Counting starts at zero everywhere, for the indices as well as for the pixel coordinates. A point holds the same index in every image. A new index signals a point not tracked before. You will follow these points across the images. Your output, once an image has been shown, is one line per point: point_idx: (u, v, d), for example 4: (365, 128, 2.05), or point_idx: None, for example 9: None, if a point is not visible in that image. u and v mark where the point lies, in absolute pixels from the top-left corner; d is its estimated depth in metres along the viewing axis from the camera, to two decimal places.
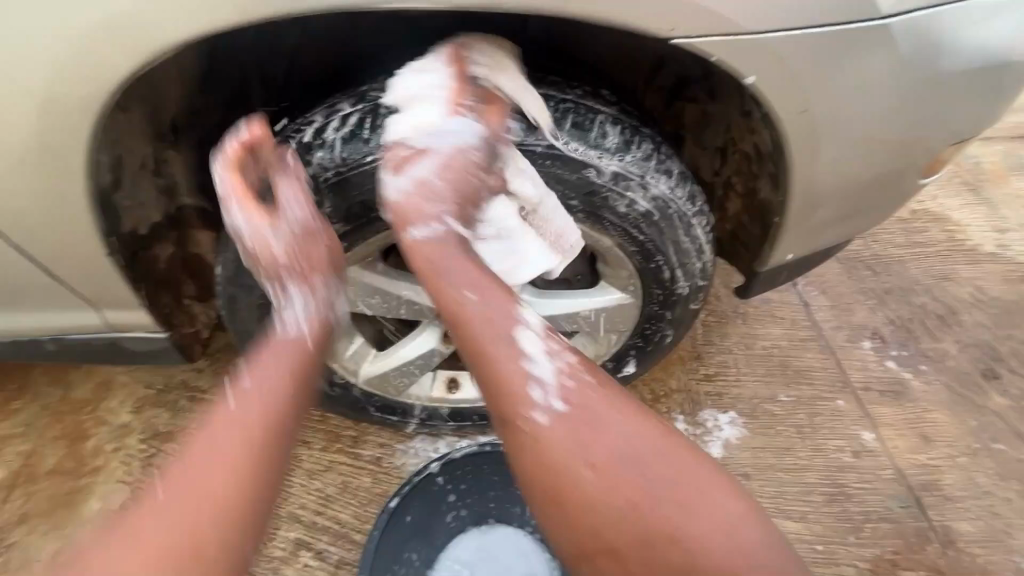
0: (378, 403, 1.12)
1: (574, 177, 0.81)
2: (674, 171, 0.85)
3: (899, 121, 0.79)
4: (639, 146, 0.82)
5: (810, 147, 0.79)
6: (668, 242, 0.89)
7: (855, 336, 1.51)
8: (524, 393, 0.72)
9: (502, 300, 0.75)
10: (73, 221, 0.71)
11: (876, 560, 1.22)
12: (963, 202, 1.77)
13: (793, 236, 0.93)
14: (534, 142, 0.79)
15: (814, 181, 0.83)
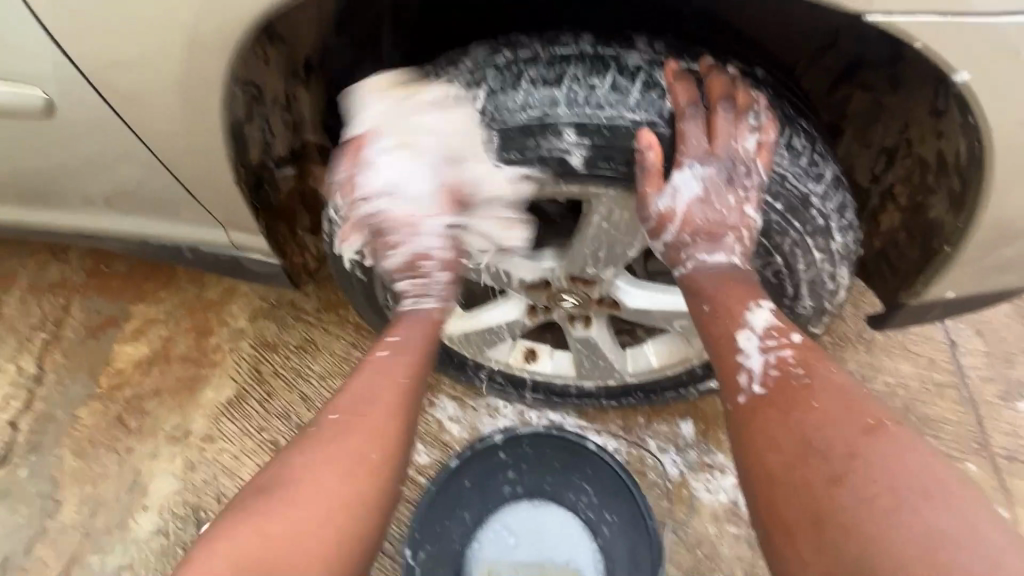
0: (456, 359, 1.14)
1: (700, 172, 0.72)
2: (826, 176, 0.73)
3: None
4: (788, 140, 0.73)
5: (1021, 166, 0.62)
6: (813, 257, 0.77)
7: (1011, 394, 1.27)
8: (735, 371, 0.73)
9: (747, 288, 0.75)
10: (209, 147, 0.77)
11: None
12: None
13: (961, 272, 0.77)
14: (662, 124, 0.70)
15: (1013, 210, 0.67)
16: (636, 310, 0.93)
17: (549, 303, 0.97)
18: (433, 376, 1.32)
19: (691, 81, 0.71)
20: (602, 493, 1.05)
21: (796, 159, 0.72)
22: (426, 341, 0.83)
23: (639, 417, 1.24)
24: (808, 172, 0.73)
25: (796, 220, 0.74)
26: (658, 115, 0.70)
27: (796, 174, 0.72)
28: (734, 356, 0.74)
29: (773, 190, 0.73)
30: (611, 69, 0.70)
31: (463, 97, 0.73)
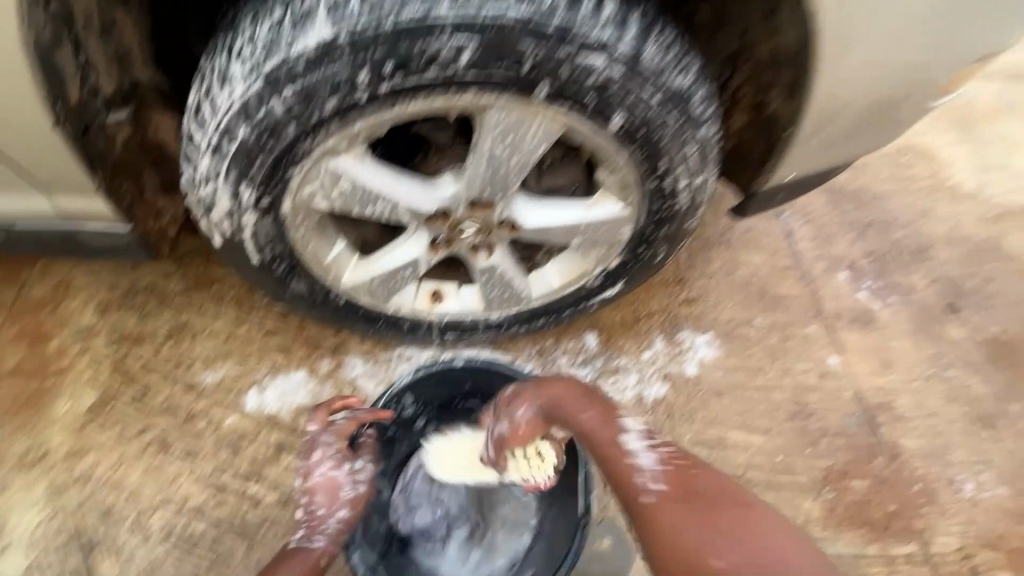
0: (363, 312, 1.11)
1: (580, 72, 0.75)
2: (693, 68, 0.81)
3: (929, 28, 0.75)
4: (659, 35, 0.78)
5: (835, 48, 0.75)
6: (690, 149, 0.85)
7: (833, 266, 1.54)
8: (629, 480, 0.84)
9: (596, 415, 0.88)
10: (22, 96, 0.70)
11: (828, 471, 1.24)
12: (951, 140, 1.81)
13: (802, 150, 0.90)
14: (543, 18, 0.71)
15: (831, 84, 0.79)
16: (535, 229, 0.96)
17: (451, 235, 0.96)
18: (337, 337, 1.27)
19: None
20: (488, 410, 1.08)
21: (664, 52, 0.77)
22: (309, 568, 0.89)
23: (548, 339, 1.31)
24: (675, 65, 0.78)
25: (671, 114, 0.80)
26: (540, 10, 0.71)
27: (672, 67, 0.78)
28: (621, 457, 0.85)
29: (652, 87, 0.78)
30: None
31: (328, 13, 0.72)
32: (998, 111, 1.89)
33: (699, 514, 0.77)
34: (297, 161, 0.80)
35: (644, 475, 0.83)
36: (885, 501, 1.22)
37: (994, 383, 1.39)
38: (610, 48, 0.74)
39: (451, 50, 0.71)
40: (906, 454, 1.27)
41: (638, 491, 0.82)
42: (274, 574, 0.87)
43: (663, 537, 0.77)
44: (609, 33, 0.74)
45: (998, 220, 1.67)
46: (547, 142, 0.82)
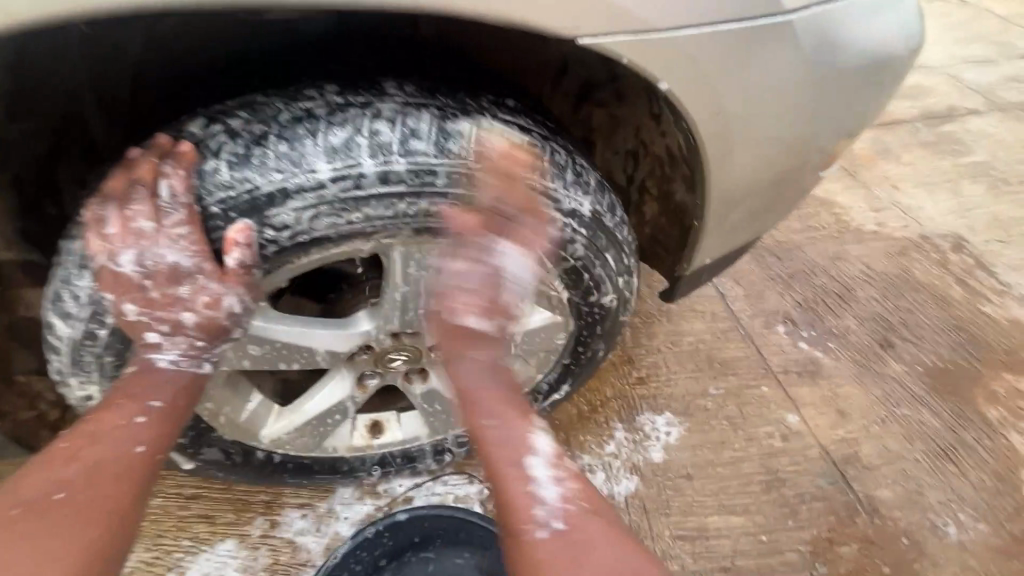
0: (292, 465, 1.00)
1: (483, 210, 0.74)
2: (591, 183, 0.81)
3: (803, 117, 0.79)
4: (551, 156, 0.78)
5: (727, 149, 0.76)
6: (614, 261, 0.86)
7: (770, 321, 1.57)
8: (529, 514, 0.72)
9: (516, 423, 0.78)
10: None
11: (815, 541, 1.18)
12: (842, 187, 1.98)
13: (711, 239, 0.91)
14: (434, 160, 0.70)
15: (728, 178, 0.80)
16: None
17: (379, 368, 0.90)
18: (270, 491, 1.13)
19: (437, 116, 0.72)
20: (443, 559, 0.95)
21: (559, 176, 0.77)
22: (181, 392, 0.77)
23: None
24: (574, 188, 0.78)
25: (583, 233, 0.81)
26: (451, 157, 0.71)
27: (573, 189, 0.78)
28: (523, 486, 0.74)
29: (557, 214, 0.77)
30: (357, 118, 0.70)
31: (228, 172, 0.69)
32: (874, 157, 2.11)
33: (591, 550, 0.69)
34: (188, 342, 0.78)
35: (541, 510, 0.72)
36: (878, 563, 1.16)
37: (945, 414, 1.41)
38: (511, 186, 0.74)
39: (335, 205, 0.69)
40: (884, 507, 1.24)
41: (530, 521, 0.71)
42: (124, 419, 0.73)
43: (528, 560, 0.69)
44: (504, 167, 0.73)
45: (902, 253, 1.80)
46: None
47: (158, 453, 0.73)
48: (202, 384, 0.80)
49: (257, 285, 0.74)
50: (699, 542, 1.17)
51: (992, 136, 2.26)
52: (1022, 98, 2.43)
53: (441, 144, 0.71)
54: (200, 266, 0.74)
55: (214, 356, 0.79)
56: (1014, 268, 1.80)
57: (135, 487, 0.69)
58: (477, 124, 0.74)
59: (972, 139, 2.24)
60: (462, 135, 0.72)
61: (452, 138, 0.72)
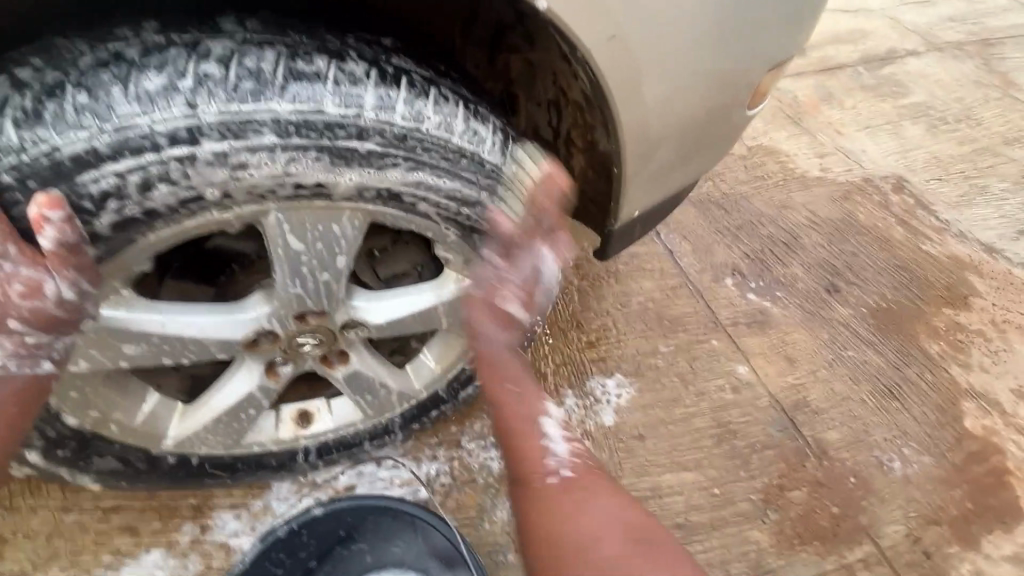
0: (208, 466, 0.93)
1: (357, 161, 0.66)
2: (488, 126, 0.74)
3: (715, 44, 0.72)
4: (435, 96, 0.70)
5: (633, 80, 0.70)
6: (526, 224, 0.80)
7: (719, 274, 1.54)
8: (541, 464, 0.87)
9: (535, 398, 0.91)
10: None
11: (766, 489, 1.19)
12: (787, 135, 1.96)
13: (635, 187, 0.85)
14: (281, 107, 0.62)
15: (640, 117, 0.74)
16: (386, 324, 0.84)
17: (290, 354, 0.82)
18: (199, 493, 1.06)
19: (285, 55, 0.64)
20: (381, 547, 0.90)
21: (447, 126, 0.70)
22: (15, 398, 0.69)
23: (452, 427, 1.17)
24: (465, 139, 0.71)
25: (482, 190, 0.75)
26: (306, 102, 0.63)
27: (466, 141, 0.71)
28: (539, 442, 0.88)
29: (447, 171, 0.71)
30: (180, 61, 0.62)
31: (28, 131, 0.59)
32: (818, 103, 2.09)
33: (590, 500, 0.83)
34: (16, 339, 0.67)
35: (552, 459, 0.87)
36: (827, 504, 1.17)
37: (889, 353, 1.43)
38: (384, 131, 0.66)
39: (165, 164, 0.61)
40: (832, 449, 1.25)
41: (537, 478, 0.86)
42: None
43: (537, 502, 0.84)
44: (370, 109, 0.65)
45: (846, 198, 1.79)
46: (356, 238, 0.73)
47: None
48: (48, 383, 0.71)
49: (92, 267, 0.64)
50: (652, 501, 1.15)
51: (932, 76, 2.27)
52: (960, 37, 2.44)
53: (297, 84, 0.63)
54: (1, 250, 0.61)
55: (56, 351, 0.69)
56: (953, 205, 1.83)
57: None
58: (340, 64, 0.66)
59: (912, 80, 2.24)
60: (319, 78, 0.64)
61: (304, 80, 0.63)
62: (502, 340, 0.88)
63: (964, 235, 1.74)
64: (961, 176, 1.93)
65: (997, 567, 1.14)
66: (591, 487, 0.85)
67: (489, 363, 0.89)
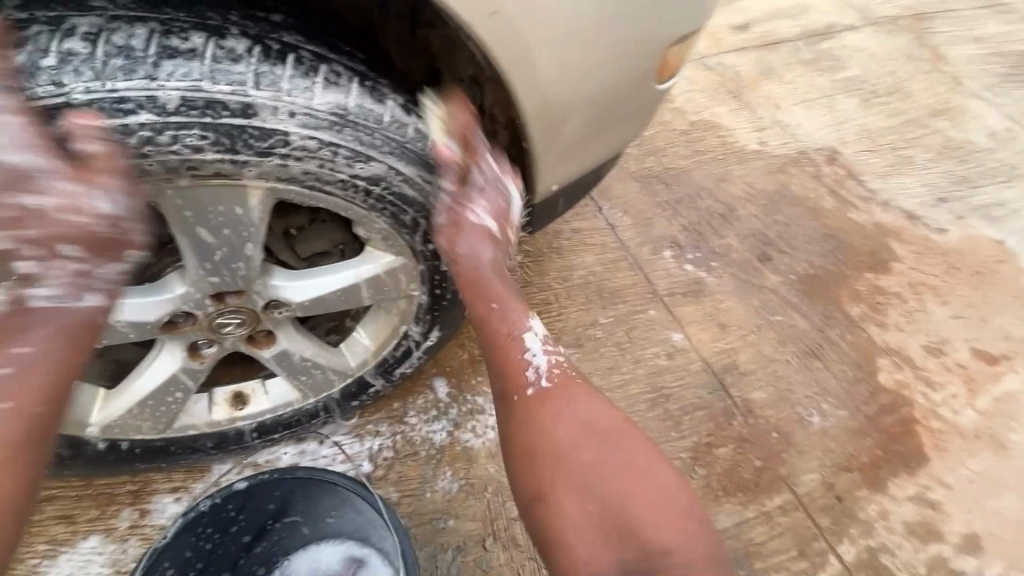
0: (139, 451, 0.94)
1: (247, 139, 0.66)
2: (388, 100, 0.73)
3: (604, 20, 0.75)
4: (326, 72, 0.70)
5: (525, 56, 0.72)
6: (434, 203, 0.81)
7: (658, 247, 1.59)
8: (519, 365, 0.87)
9: (518, 306, 0.90)
10: None
11: (696, 448, 1.26)
12: (728, 110, 2.01)
13: (549, 161, 0.87)
14: (158, 88, 0.63)
15: (538, 91, 0.76)
16: (311, 302, 0.85)
17: (209, 336, 0.84)
18: (136, 479, 1.06)
19: (159, 32, 0.64)
20: (315, 521, 0.94)
21: (336, 100, 0.69)
22: (63, 336, 0.66)
23: (394, 403, 1.19)
24: (360, 114, 0.70)
25: (386, 163, 0.74)
26: (185, 81, 0.63)
27: (359, 116, 0.71)
28: (522, 354, 0.87)
29: (344, 146, 0.71)
30: (44, 38, 0.62)
31: None
32: (759, 77, 2.15)
33: (565, 401, 0.85)
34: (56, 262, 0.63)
35: (531, 370, 0.87)
36: (751, 458, 1.25)
37: (814, 316, 1.51)
38: (270, 108, 0.66)
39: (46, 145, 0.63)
40: (759, 408, 1.33)
41: (522, 381, 0.86)
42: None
43: (515, 410, 0.85)
44: (254, 87, 0.65)
45: (781, 171, 1.86)
46: (263, 217, 0.73)
47: (36, 408, 0.64)
48: (100, 321, 0.69)
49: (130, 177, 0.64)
50: None
51: (867, 51, 2.35)
52: (896, 12, 2.52)
53: (173, 64, 0.63)
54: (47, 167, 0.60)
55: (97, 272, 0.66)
56: (879, 175, 1.92)
57: (7, 444, 0.62)
58: (219, 41, 0.65)
59: (848, 55, 2.32)
60: (196, 56, 0.64)
61: (180, 58, 0.64)
62: (473, 245, 0.86)
63: (888, 203, 1.84)
64: (889, 147, 2.03)
65: (900, 507, 1.23)
66: (568, 394, 0.86)
67: (470, 284, 0.88)
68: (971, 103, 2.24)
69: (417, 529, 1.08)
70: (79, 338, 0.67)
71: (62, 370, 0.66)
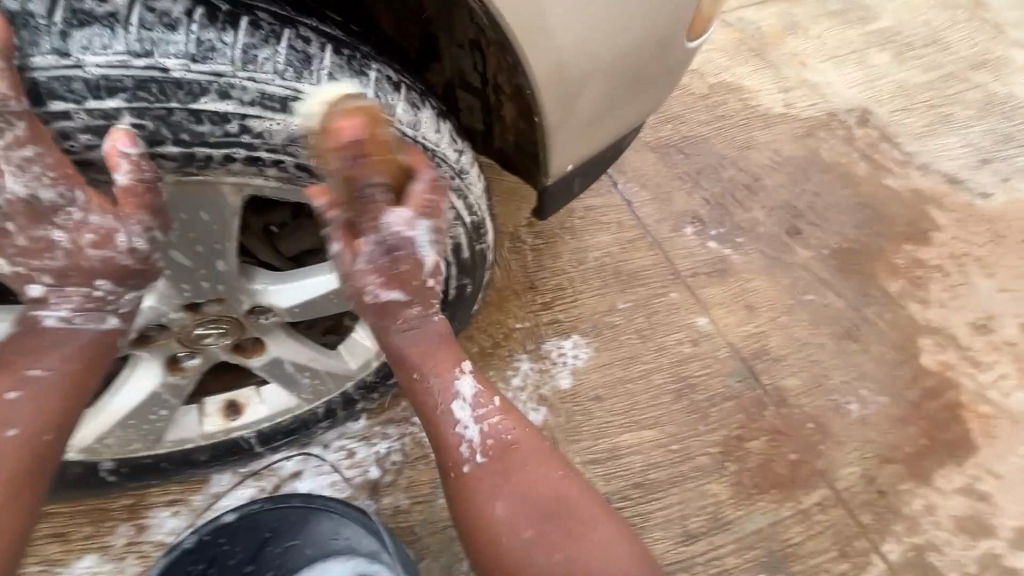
0: (127, 467, 0.88)
1: (205, 128, 0.56)
2: (371, 75, 0.62)
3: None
4: (291, 39, 0.57)
5: (535, 16, 0.61)
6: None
7: (678, 223, 1.47)
8: (456, 450, 0.75)
9: (447, 363, 0.75)
10: None
11: (724, 441, 1.18)
12: (750, 70, 1.85)
13: (562, 138, 0.76)
14: (85, 69, 0.51)
15: (551, 56, 0.65)
16: (298, 307, 0.76)
17: (190, 347, 0.77)
18: (132, 493, 1.00)
19: None
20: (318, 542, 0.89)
21: (305, 76, 0.57)
22: (80, 358, 0.64)
23: (400, 403, 1.11)
24: (338, 94, 0.59)
25: None
26: (118, 59, 0.52)
27: (338, 94, 0.59)
28: (452, 428, 0.75)
29: None
30: None
31: None
32: (783, 32, 1.97)
33: (507, 478, 0.74)
34: (81, 293, 0.62)
35: (467, 446, 0.75)
36: (785, 452, 1.18)
37: (849, 294, 1.40)
38: (228, 90, 0.55)
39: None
40: (791, 397, 1.24)
41: (457, 459, 0.75)
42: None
43: (465, 491, 0.74)
44: (207, 65, 0.54)
45: (809, 135, 1.72)
46: (235, 215, 0.64)
47: (44, 434, 0.62)
48: (114, 342, 0.65)
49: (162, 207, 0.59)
50: (611, 463, 1.14)
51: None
52: None
53: (95, 35, 0.51)
54: (69, 197, 0.56)
55: (122, 306, 0.64)
56: (917, 136, 1.77)
57: (12, 467, 0.60)
58: (147, 1, 0.53)
59: (879, 4, 2.12)
60: (122, 24, 0.52)
61: (104, 28, 0.51)
62: (407, 320, 0.73)
63: (928, 167, 1.70)
64: (926, 105, 1.86)
65: (948, 500, 1.16)
66: (507, 468, 0.74)
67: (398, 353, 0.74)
68: (1015, 53, 2.06)
69: (432, 538, 1.02)
70: (90, 362, 0.64)
71: (70, 396, 0.64)
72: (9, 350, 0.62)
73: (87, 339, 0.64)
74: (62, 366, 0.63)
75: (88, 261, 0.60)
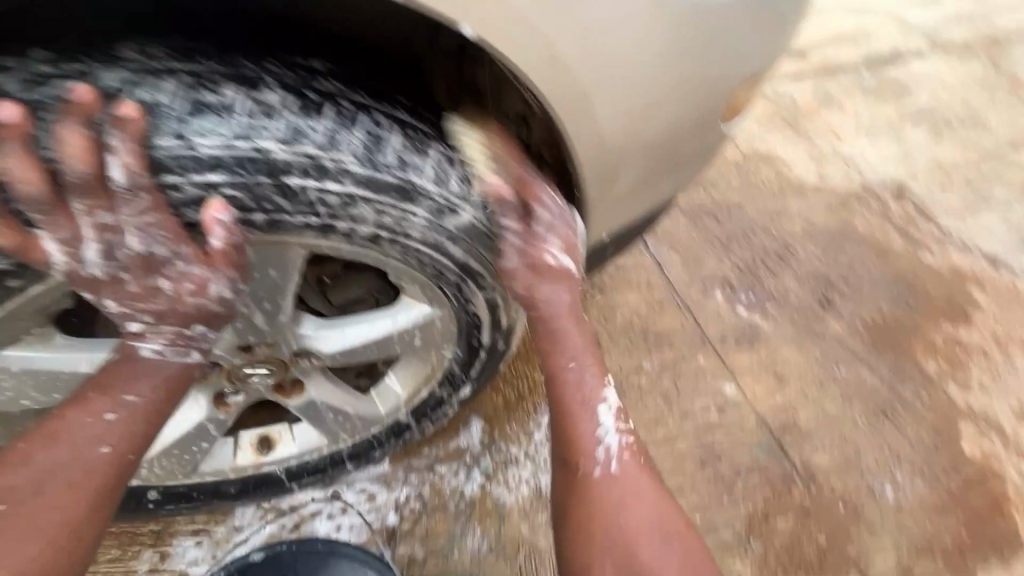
0: (162, 493, 0.92)
1: (285, 200, 0.62)
2: (430, 152, 0.68)
3: (671, 62, 0.69)
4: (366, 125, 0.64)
5: (582, 107, 0.66)
6: (479, 262, 0.74)
7: (709, 287, 1.48)
8: (589, 450, 0.83)
9: (596, 376, 0.85)
10: None
11: (749, 516, 1.15)
12: (784, 140, 1.89)
13: (600, 210, 0.81)
14: (194, 150, 0.59)
15: (596, 139, 0.70)
16: (341, 353, 0.81)
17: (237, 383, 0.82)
18: (160, 519, 1.02)
19: (191, 86, 0.60)
20: None
21: (376, 156, 0.64)
22: (166, 387, 0.69)
23: (422, 449, 1.13)
24: (401, 170, 0.65)
25: (431, 220, 0.68)
26: (222, 141, 0.59)
27: (401, 169, 0.65)
28: (593, 429, 0.84)
29: (386, 205, 0.65)
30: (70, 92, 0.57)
31: None
32: (818, 106, 2.02)
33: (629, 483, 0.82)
34: (174, 331, 0.68)
35: (603, 450, 0.83)
36: (813, 533, 1.14)
37: (884, 371, 1.37)
38: (309, 167, 0.61)
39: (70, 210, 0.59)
40: (820, 473, 1.21)
41: (591, 455, 0.83)
42: (92, 417, 0.65)
43: (582, 485, 0.83)
44: (293, 146, 0.61)
45: (844, 207, 1.73)
46: (296, 271, 0.70)
47: (130, 453, 0.67)
48: (193, 373, 0.72)
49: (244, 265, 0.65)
50: None
51: (938, 78, 2.18)
52: (968, 36, 2.35)
53: (206, 122, 0.59)
54: (177, 252, 0.63)
55: (205, 343, 0.71)
56: (955, 214, 1.76)
57: (101, 481, 0.64)
58: (252, 93, 0.61)
59: (916, 82, 2.16)
60: (228, 113, 0.60)
61: (215, 116, 0.59)
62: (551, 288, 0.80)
63: (967, 245, 1.68)
64: (965, 182, 1.86)
65: None
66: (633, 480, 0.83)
67: (555, 338, 0.84)
68: None
69: None
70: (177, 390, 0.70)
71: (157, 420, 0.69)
72: (109, 374, 0.68)
73: (174, 370, 0.70)
74: (154, 393, 0.69)
75: (185, 307, 0.67)
